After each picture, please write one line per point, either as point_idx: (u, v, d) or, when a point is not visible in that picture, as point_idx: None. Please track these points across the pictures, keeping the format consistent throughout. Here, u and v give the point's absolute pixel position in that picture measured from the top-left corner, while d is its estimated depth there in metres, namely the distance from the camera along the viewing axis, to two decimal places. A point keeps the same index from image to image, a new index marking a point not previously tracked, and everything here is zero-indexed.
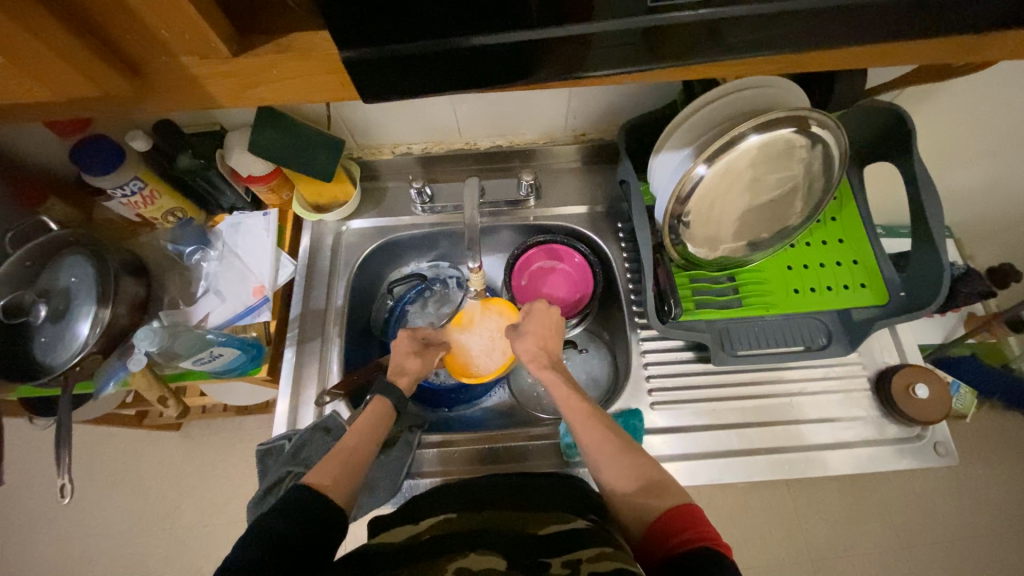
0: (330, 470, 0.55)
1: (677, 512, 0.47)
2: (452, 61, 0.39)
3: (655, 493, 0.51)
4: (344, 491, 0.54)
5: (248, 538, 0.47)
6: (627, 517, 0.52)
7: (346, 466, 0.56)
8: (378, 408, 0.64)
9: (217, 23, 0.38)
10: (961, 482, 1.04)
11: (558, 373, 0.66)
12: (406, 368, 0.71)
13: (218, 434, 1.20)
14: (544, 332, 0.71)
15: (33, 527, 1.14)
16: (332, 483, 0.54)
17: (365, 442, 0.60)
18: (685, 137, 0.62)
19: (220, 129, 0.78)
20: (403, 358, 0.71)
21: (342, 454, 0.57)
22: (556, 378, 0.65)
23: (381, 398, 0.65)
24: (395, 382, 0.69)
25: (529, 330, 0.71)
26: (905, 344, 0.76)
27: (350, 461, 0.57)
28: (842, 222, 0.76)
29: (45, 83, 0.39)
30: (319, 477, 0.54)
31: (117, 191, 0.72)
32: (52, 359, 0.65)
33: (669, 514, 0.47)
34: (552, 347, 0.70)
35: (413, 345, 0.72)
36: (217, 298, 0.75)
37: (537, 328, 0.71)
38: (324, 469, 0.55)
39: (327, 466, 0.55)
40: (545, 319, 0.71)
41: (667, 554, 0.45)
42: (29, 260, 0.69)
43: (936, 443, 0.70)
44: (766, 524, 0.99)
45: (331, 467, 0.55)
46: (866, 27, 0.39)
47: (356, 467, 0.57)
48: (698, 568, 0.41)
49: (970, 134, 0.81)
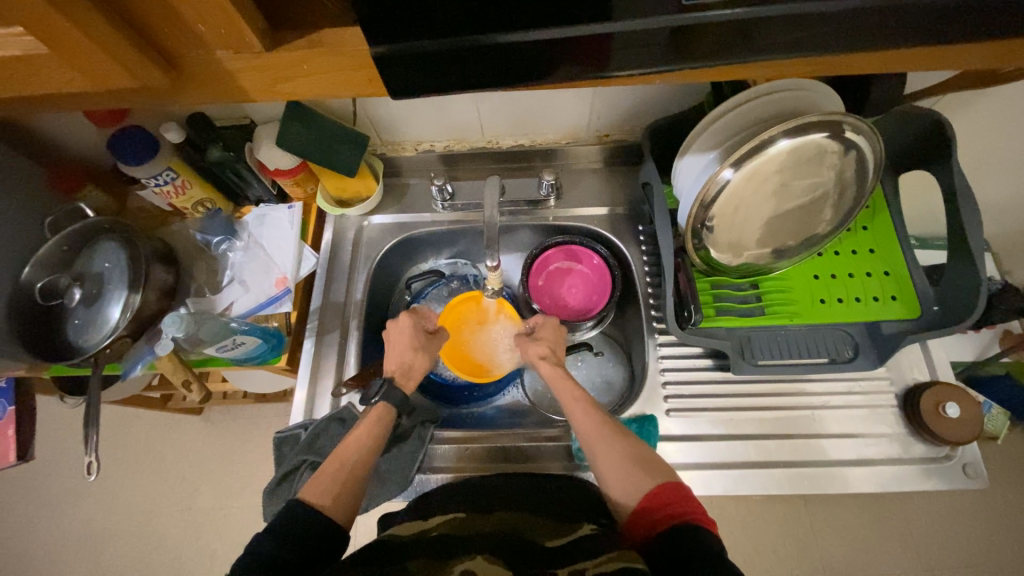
0: (328, 489, 0.55)
1: (660, 489, 0.50)
2: (479, 57, 0.39)
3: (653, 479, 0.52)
4: (343, 509, 0.55)
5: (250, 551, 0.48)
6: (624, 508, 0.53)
7: (346, 483, 0.56)
8: (377, 416, 0.64)
9: (250, 18, 0.39)
10: (989, 506, 1.00)
11: (560, 372, 0.67)
12: (413, 369, 0.70)
13: (238, 419, 1.23)
14: (556, 339, 0.71)
15: (62, 501, 1.18)
16: (332, 503, 0.54)
17: (365, 454, 0.60)
18: (712, 140, 0.61)
19: (249, 123, 0.80)
20: (407, 360, 0.70)
21: (343, 469, 0.58)
22: (565, 380, 0.65)
23: (383, 405, 0.64)
24: (400, 385, 0.69)
25: (543, 335, 0.71)
26: (935, 361, 0.73)
27: (351, 480, 0.57)
28: (874, 232, 0.73)
29: (89, 76, 0.40)
30: (319, 497, 0.54)
31: (151, 180, 0.75)
32: (84, 340, 0.67)
33: (655, 491, 0.50)
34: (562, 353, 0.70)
35: (427, 344, 0.72)
36: (241, 288, 0.77)
37: (552, 335, 0.71)
38: (323, 489, 0.55)
39: (325, 485, 0.56)
40: (557, 331, 0.71)
41: (652, 523, 0.48)
42: (66, 244, 0.72)
43: (965, 464, 0.67)
44: (780, 538, 0.97)
45: (327, 484, 0.56)
46: (909, 29, 0.38)
47: (353, 484, 0.57)
48: (683, 540, 0.44)
49: (1015, 144, 0.78)
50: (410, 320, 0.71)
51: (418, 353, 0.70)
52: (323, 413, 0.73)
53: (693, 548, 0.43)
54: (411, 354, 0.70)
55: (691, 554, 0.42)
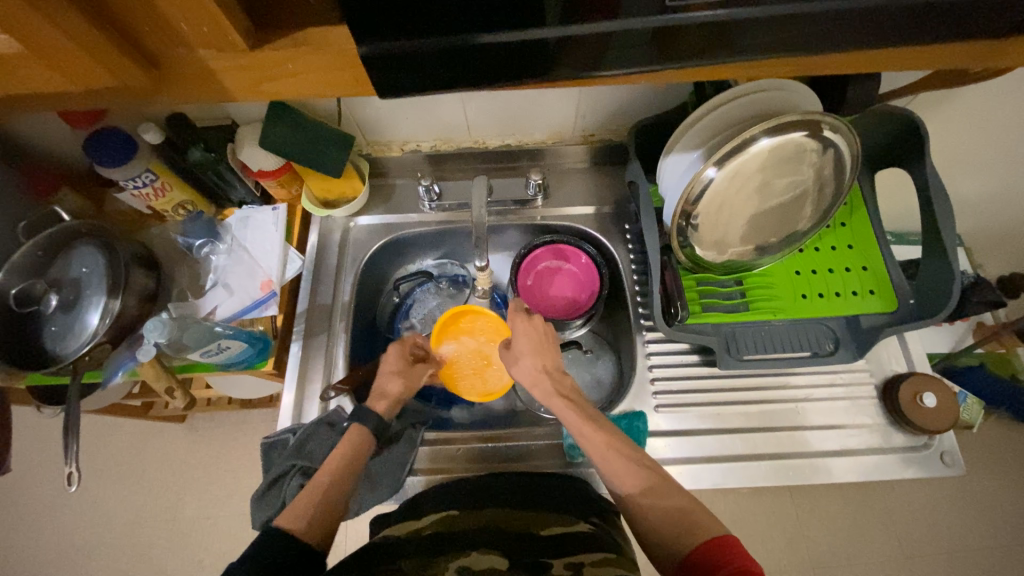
0: (304, 511, 0.53)
1: (716, 546, 0.45)
2: (465, 56, 0.39)
3: (651, 473, 0.55)
4: (319, 530, 0.53)
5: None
6: (654, 544, 0.50)
7: (322, 502, 0.55)
8: (354, 437, 0.62)
9: (235, 18, 0.38)
10: (966, 492, 1.03)
11: (564, 401, 0.62)
12: (389, 393, 0.69)
13: (223, 425, 1.20)
14: (534, 348, 0.67)
15: (39, 515, 1.15)
16: (307, 525, 0.52)
17: (343, 479, 0.58)
18: (696, 139, 0.62)
19: (231, 123, 0.79)
20: (384, 384, 0.69)
21: (322, 490, 0.56)
22: (562, 404, 0.62)
23: (357, 426, 0.63)
24: (373, 407, 0.67)
25: (524, 353, 0.67)
26: (913, 352, 0.75)
27: (327, 500, 0.56)
28: (852, 228, 0.75)
29: (66, 75, 0.39)
30: (294, 520, 0.52)
31: (129, 182, 0.73)
32: (62, 348, 0.66)
33: (713, 547, 0.45)
34: (552, 367, 0.67)
35: (407, 369, 0.71)
36: (225, 292, 0.76)
37: (531, 346, 0.68)
38: (298, 508, 0.53)
39: (299, 507, 0.54)
40: (531, 330, 0.69)
41: None
42: (40, 250, 0.70)
43: (942, 452, 0.70)
44: (767, 530, 0.98)
45: (303, 506, 0.54)
46: (884, 29, 0.39)
47: (331, 508, 0.55)
48: None
49: (983, 142, 0.80)
50: (396, 348, 0.72)
51: (397, 379, 0.69)
52: (312, 416, 0.73)
53: None
54: (390, 379, 0.69)
55: None
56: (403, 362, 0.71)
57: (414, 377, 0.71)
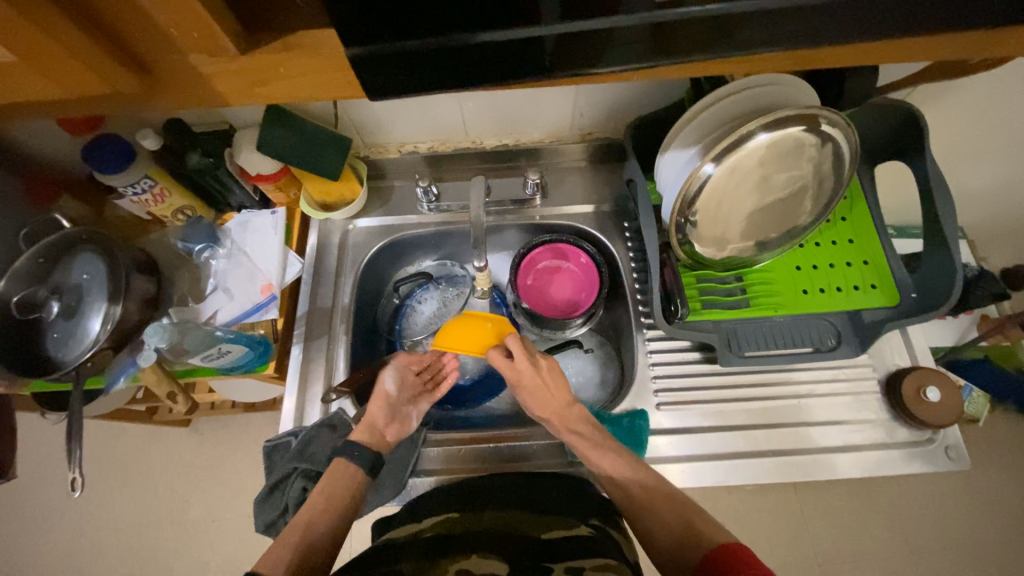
0: (279, 558, 0.52)
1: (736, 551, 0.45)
2: (455, 56, 0.39)
3: (644, 477, 0.58)
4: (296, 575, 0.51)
5: None
6: (666, 556, 0.51)
7: (304, 545, 0.54)
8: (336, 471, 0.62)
9: (225, 22, 0.38)
10: (972, 485, 1.02)
11: (581, 440, 0.62)
12: (373, 420, 0.68)
13: (227, 429, 1.21)
14: (538, 391, 0.64)
15: (45, 520, 1.16)
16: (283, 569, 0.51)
17: (331, 520, 0.57)
18: (693, 135, 0.62)
19: (229, 128, 0.79)
20: (379, 426, 0.68)
21: (307, 531, 0.56)
22: (578, 442, 0.61)
23: (341, 462, 0.62)
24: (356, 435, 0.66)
25: (533, 402, 0.65)
26: (916, 346, 0.75)
27: (308, 543, 0.55)
28: (852, 222, 0.74)
29: (58, 82, 0.39)
30: (270, 567, 0.52)
31: (128, 189, 0.74)
32: (65, 354, 0.66)
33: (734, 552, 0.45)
34: (560, 405, 0.64)
35: (404, 409, 0.70)
36: (226, 296, 0.76)
37: (529, 389, 0.64)
38: (278, 549, 0.53)
39: (278, 553, 0.53)
40: (521, 374, 0.64)
41: None
42: (42, 257, 0.70)
43: (947, 447, 0.69)
44: (773, 526, 0.98)
45: (281, 552, 0.53)
46: (879, 21, 0.38)
47: (314, 550, 0.54)
48: None
49: (985, 133, 0.80)
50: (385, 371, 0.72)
51: (392, 423, 0.68)
52: (314, 419, 0.73)
53: None
54: (384, 421, 0.68)
55: None
56: (396, 400, 0.70)
57: (414, 416, 0.70)
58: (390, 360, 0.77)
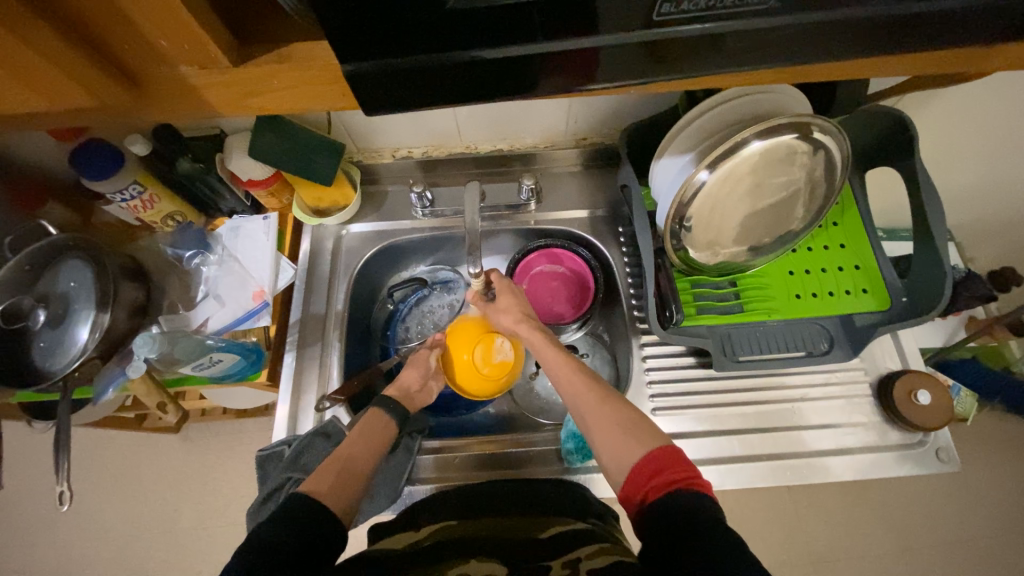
0: (322, 478, 0.53)
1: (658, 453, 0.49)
2: (451, 71, 0.39)
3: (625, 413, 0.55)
4: (340, 501, 0.52)
5: (275, 514, 0.48)
6: (609, 462, 0.53)
7: (341, 477, 0.54)
8: (373, 421, 0.62)
9: (216, 33, 0.38)
10: (962, 485, 1.04)
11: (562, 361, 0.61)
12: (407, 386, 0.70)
13: (218, 436, 1.19)
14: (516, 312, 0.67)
15: (31, 532, 1.13)
16: (326, 491, 0.52)
17: (366, 462, 0.57)
18: (686, 143, 0.62)
19: (219, 132, 0.78)
20: (412, 391, 0.70)
21: (342, 462, 0.56)
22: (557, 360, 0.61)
23: (378, 412, 0.63)
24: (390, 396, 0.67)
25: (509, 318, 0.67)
26: (906, 349, 0.76)
27: (347, 475, 0.55)
28: (844, 227, 0.75)
29: (44, 93, 0.38)
30: (315, 485, 0.52)
31: (117, 195, 0.72)
32: (52, 364, 0.64)
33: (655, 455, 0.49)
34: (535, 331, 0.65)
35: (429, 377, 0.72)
36: (216, 303, 0.75)
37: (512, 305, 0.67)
38: (320, 478, 0.53)
39: (322, 475, 0.54)
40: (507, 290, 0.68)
41: (645, 490, 0.48)
42: (28, 264, 0.68)
43: (938, 449, 0.70)
44: (767, 526, 0.99)
45: (325, 475, 0.54)
46: (872, 39, 0.39)
47: (351, 479, 0.55)
48: (696, 512, 0.43)
49: (972, 139, 0.81)
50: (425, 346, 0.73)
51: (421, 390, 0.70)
52: (307, 427, 0.72)
53: (699, 517, 0.42)
54: (416, 387, 0.70)
55: (694, 526, 0.42)
56: (430, 370, 0.72)
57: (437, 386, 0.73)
58: (385, 365, 0.77)
